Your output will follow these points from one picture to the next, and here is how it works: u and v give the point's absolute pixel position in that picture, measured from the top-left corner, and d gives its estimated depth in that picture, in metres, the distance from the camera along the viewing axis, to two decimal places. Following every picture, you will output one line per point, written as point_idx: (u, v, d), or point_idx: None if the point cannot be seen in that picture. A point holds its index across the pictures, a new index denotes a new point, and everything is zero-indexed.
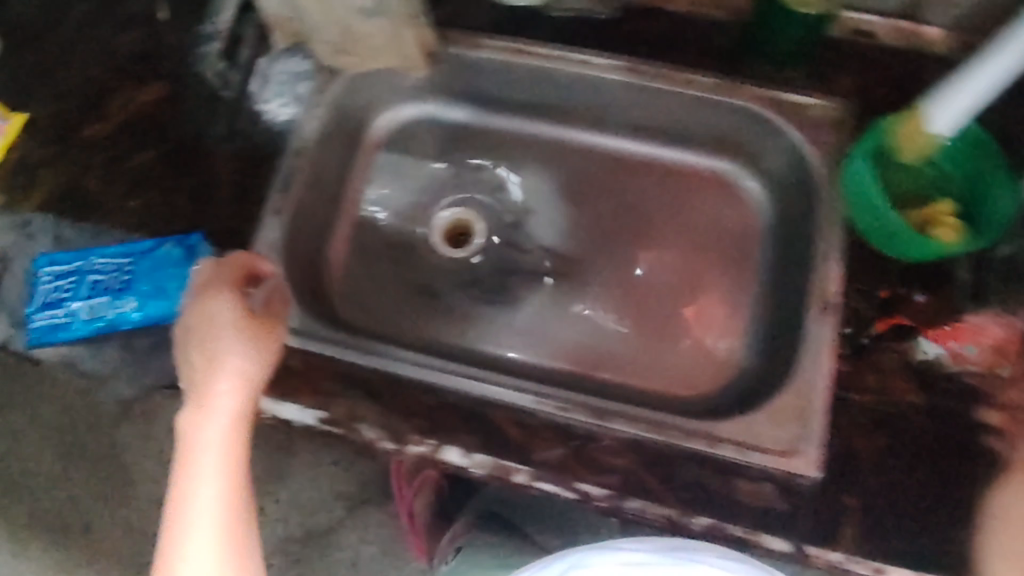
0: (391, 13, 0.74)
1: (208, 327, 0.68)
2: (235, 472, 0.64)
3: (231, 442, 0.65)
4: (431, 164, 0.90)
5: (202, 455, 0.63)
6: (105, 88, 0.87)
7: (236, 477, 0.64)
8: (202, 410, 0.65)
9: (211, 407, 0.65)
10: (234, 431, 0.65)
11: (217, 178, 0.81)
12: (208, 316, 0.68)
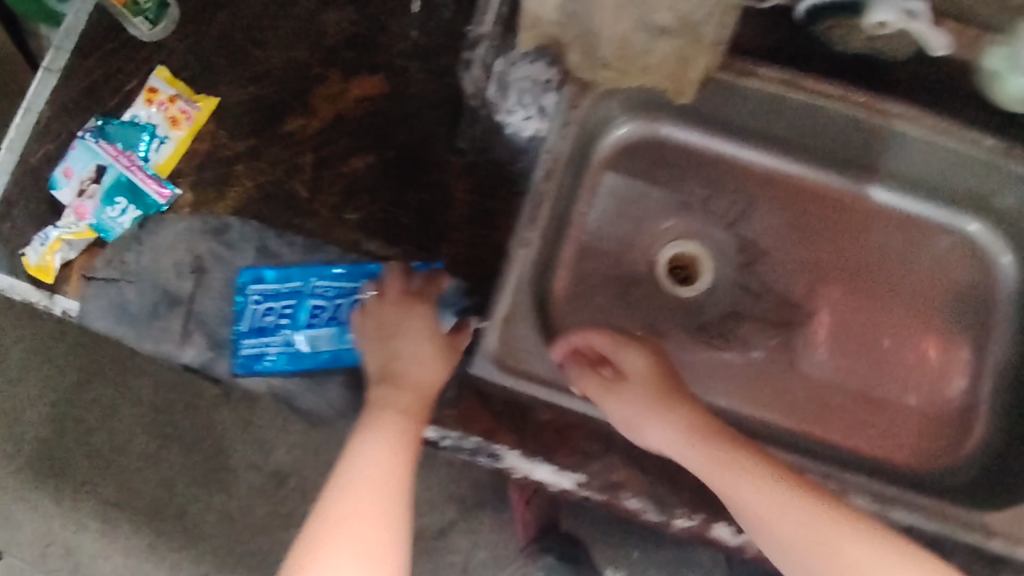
0: (691, 36, 0.66)
1: (400, 328, 0.70)
2: (398, 468, 0.63)
3: (408, 438, 0.64)
4: (658, 193, 0.82)
5: (379, 440, 0.64)
6: (313, 77, 0.77)
7: (398, 474, 0.63)
8: (393, 401, 0.65)
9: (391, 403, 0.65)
10: (407, 427, 0.64)
11: (451, 198, 0.73)
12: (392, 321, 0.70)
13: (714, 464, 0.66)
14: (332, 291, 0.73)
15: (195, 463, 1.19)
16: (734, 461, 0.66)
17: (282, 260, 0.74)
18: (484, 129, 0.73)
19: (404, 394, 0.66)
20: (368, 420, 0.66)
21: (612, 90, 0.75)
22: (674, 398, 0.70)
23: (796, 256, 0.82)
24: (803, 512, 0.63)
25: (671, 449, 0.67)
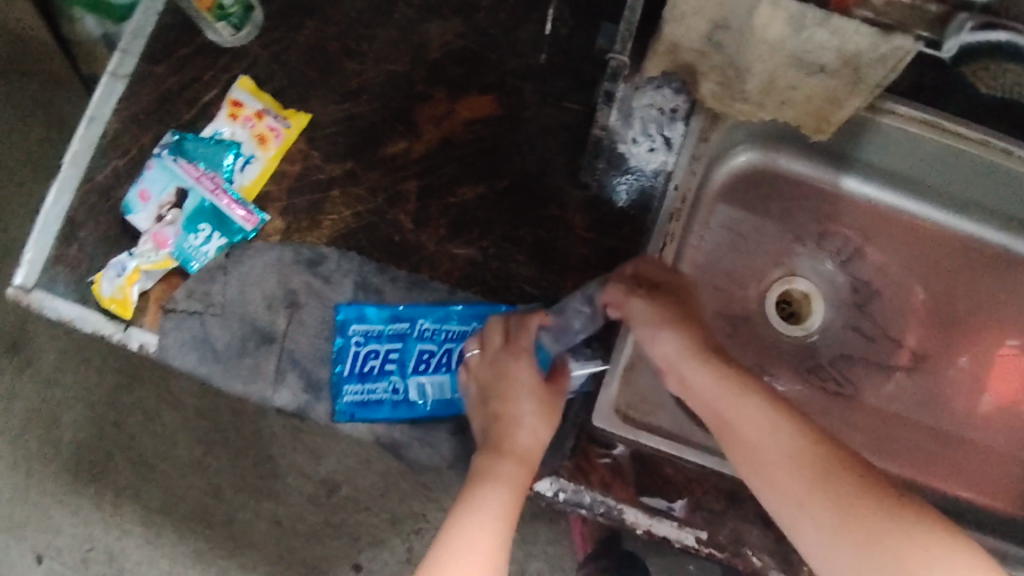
0: (847, 78, 0.62)
1: (508, 390, 0.64)
2: (498, 545, 0.57)
3: (510, 513, 0.59)
4: (769, 219, 0.79)
5: (482, 510, 0.58)
6: (416, 95, 0.72)
7: (499, 550, 0.57)
8: (496, 471, 0.60)
9: (495, 473, 0.59)
10: (512, 502, 0.58)
11: (570, 234, 0.69)
12: (504, 380, 0.64)
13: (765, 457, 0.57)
14: (442, 336, 0.68)
15: (241, 467, 1.14)
16: (809, 461, 0.55)
17: (384, 296, 0.69)
18: (607, 161, 0.69)
19: (510, 467, 0.60)
20: (469, 489, 0.60)
21: (741, 122, 0.72)
22: (735, 378, 0.61)
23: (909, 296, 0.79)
24: (837, 518, 0.53)
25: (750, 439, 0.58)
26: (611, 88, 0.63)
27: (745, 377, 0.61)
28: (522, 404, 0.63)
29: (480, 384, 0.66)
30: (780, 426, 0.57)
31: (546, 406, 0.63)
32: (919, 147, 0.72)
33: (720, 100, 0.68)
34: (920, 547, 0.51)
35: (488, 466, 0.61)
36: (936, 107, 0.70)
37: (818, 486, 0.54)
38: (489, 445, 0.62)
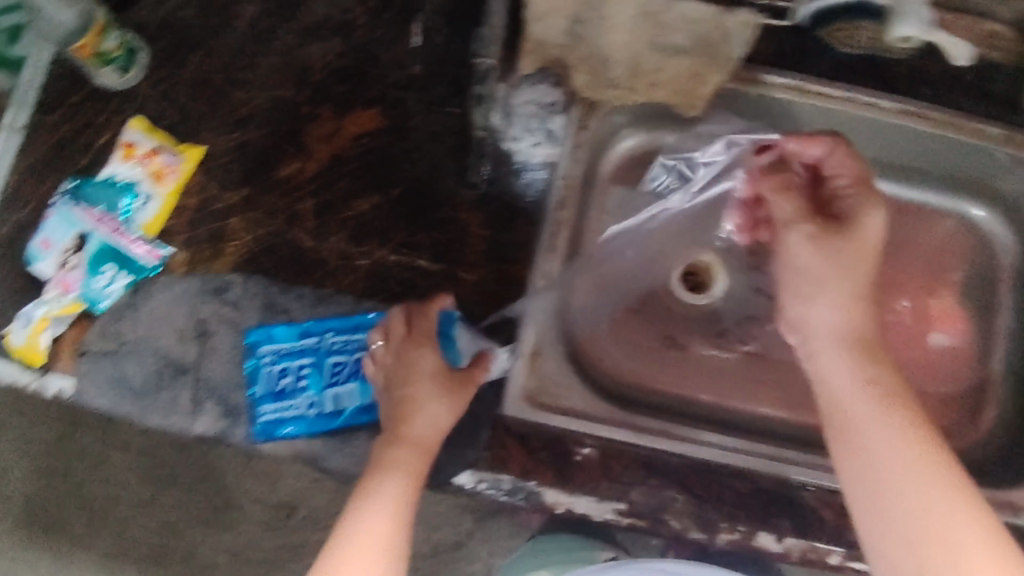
0: (705, 54, 0.66)
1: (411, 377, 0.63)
2: (397, 536, 0.57)
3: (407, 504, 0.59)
4: (665, 197, 0.82)
5: (378, 499, 0.58)
6: (304, 116, 0.74)
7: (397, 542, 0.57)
8: (394, 459, 0.60)
9: (391, 461, 0.60)
10: (405, 493, 0.59)
11: (466, 233, 0.71)
12: (412, 364, 0.64)
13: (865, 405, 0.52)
14: (352, 346, 0.69)
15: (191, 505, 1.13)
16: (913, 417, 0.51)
17: (291, 314, 0.70)
18: (495, 158, 0.72)
19: (405, 455, 0.61)
20: (367, 479, 0.60)
21: (618, 107, 0.75)
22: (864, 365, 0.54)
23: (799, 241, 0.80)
24: (945, 476, 0.49)
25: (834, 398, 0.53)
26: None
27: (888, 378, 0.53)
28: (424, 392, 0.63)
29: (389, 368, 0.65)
30: (887, 394, 0.52)
31: (443, 384, 0.63)
32: (791, 110, 0.75)
33: (592, 87, 0.71)
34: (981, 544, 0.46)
35: (386, 454, 0.61)
36: (801, 70, 0.74)
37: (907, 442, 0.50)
38: (389, 432, 0.62)
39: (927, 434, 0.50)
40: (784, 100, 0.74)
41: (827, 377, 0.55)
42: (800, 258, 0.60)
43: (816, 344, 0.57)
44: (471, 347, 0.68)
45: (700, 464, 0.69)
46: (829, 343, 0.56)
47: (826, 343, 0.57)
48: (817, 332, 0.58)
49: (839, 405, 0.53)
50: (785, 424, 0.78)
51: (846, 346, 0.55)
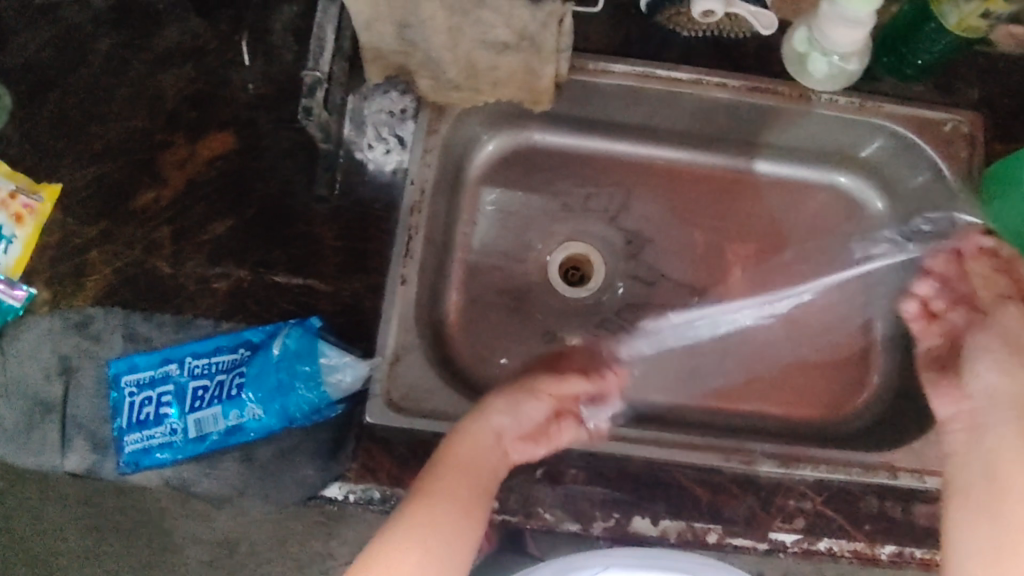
0: (531, 50, 0.66)
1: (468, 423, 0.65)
2: (451, 557, 0.56)
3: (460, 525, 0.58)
4: (536, 191, 0.82)
5: (424, 529, 0.56)
6: (158, 145, 0.74)
7: (451, 567, 0.56)
8: (456, 481, 0.59)
9: (454, 488, 0.59)
10: (461, 520, 0.58)
11: (321, 248, 0.72)
12: (500, 413, 0.66)
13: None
14: (214, 368, 0.70)
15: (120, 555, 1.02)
16: None
17: (153, 342, 0.71)
18: (345, 170, 0.73)
19: (457, 484, 0.59)
20: (409, 502, 0.58)
21: (470, 109, 0.75)
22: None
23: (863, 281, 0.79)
24: None
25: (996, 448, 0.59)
26: (308, 102, 0.66)
27: None
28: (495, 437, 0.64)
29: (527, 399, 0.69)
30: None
31: (531, 436, 0.67)
32: (644, 97, 0.75)
33: (435, 91, 0.72)
34: None
35: (436, 483, 0.59)
36: (649, 56, 0.74)
37: None
38: (438, 457, 0.61)
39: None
40: (632, 87, 0.74)
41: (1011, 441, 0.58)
42: (995, 346, 0.64)
43: (985, 405, 0.62)
44: (334, 358, 0.68)
45: (569, 452, 0.69)
46: (995, 404, 0.61)
47: (998, 402, 0.61)
48: (978, 400, 0.62)
49: (994, 467, 0.58)
50: (675, 410, 0.78)
51: (1013, 409, 0.60)
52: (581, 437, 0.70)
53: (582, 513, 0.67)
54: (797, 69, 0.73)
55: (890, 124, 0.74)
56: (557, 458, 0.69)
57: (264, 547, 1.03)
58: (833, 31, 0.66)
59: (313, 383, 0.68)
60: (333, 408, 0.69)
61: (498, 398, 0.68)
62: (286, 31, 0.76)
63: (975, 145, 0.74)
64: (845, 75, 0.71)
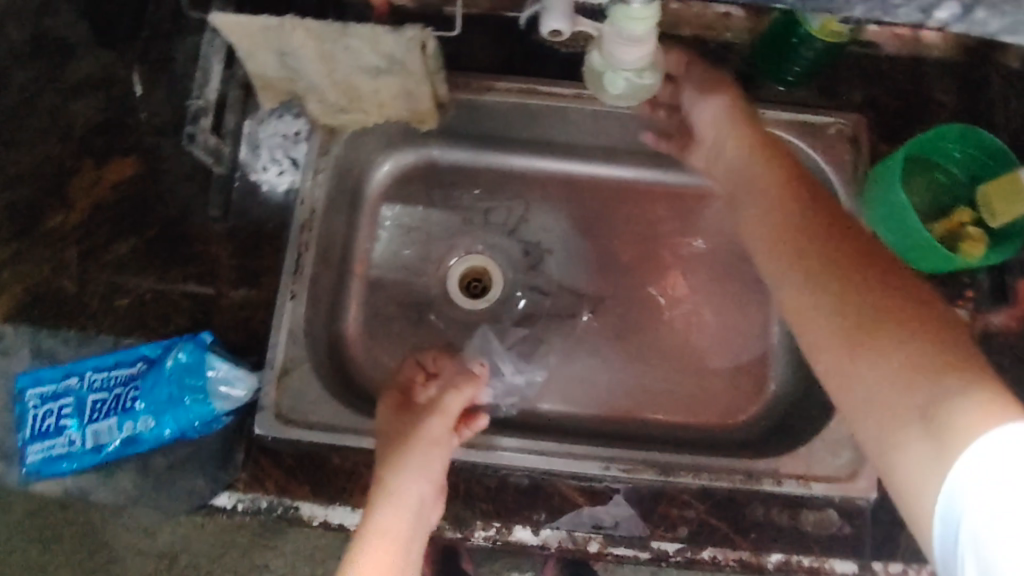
0: (404, 73, 0.70)
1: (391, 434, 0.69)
2: None
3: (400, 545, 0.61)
4: (438, 205, 0.85)
5: None
6: (67, 171, 0.78)
7: None
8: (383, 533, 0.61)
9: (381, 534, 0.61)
10: None
11: (216, 265, 0.75)
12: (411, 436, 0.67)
13: (852, 311, 0.55)
14: (111, 381, 0.72)
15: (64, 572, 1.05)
16: (876, 341, 0.52)
17: (59, 358, 0.74)
18: (241, 190, 0.76)
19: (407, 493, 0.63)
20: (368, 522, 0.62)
21: (362, 128, 0.78)
22: (853, 282, 0.56)
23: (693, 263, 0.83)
24: (973, 384, 0.47)
25: (830, 333, 0.56)
26: (192, 129, 0.72)
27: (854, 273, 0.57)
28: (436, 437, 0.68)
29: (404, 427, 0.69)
30: (839, 312, 0.56)
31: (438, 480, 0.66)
32: (531, 111, 0.78)
33: (324, 112, 0.75)
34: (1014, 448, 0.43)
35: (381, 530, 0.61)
36: (532, 74, 0.77)
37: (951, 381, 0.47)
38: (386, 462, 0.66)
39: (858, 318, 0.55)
40: (515, 102, 0.76)
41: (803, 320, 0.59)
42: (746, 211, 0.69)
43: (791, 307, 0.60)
44: (224, 371, 0.70)
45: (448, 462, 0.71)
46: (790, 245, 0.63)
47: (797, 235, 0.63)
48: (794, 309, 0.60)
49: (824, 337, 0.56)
50: (569, 418, 0.79)
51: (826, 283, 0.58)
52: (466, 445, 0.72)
53: (463, 521, 0.69)
54: (596, 85, 0.57)
55: (776, 128, 0.76)
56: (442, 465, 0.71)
57: (203, 564, 1.05)
58: (618, 51, 0.50)
59: (203, 394, 0.70)
60: (220, 420, 0.71)
61: (412, 425, 0.69)
62: (188, 59, 0.80)
63: (859, 147, 0.75)
64: (642, 89, 0.56)
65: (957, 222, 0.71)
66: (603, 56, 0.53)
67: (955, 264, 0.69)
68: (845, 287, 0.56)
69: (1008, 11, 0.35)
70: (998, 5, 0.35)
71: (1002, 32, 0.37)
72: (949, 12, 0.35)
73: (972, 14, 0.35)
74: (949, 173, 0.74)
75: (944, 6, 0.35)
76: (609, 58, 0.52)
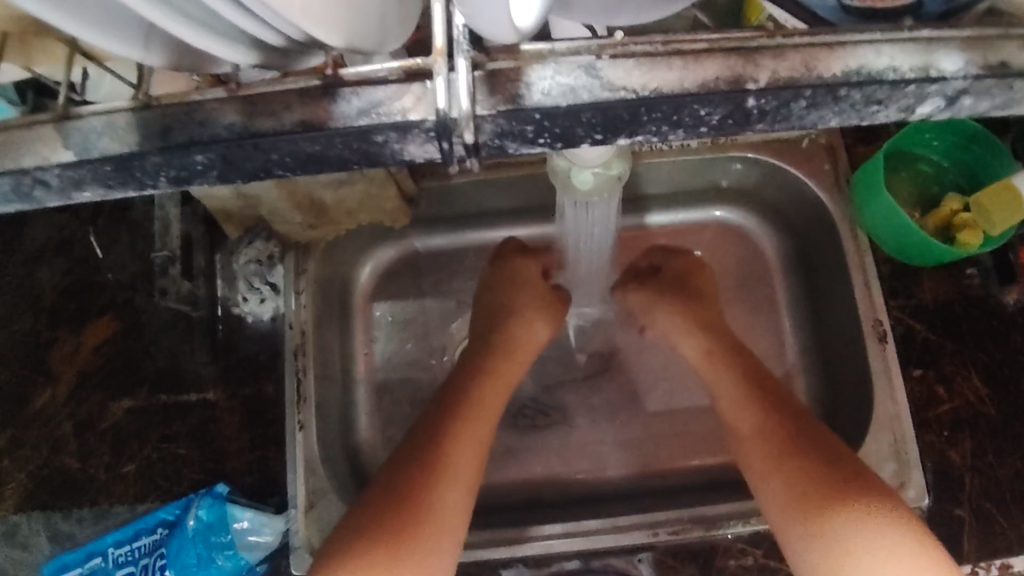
0: (366, 181, 0.68)
1: (445, 423, 0.63)
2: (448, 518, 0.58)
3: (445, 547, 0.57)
4: (428, 291, 0.83)
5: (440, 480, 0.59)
6: (46, 342, 0.76)
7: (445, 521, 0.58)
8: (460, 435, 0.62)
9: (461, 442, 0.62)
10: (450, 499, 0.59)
11: (218, 409, 0.73)
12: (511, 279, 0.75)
13: (734, 385, 0.68)
14: (136, 553, 0.69)
15: None
16: (768, 444, 0.63)
17: (77, 539, 0.71)
18: (226, 328, 0.75)
19: (466, 457, 0.61)
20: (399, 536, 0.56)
21: (338, 237, 0.77)
22: (738, 378, 0.68)
23: (655, 284, 0.77)
24: (843, 513, 0.56)
25: (740, 432, 0.65)
26: (162, 282, 0.71)
27: (752, 384, 0.67)
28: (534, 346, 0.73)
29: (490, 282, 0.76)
30: (749, 398, 0.66)
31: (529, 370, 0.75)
32: (504, 182, 0.76)
33: (295, 230, 0.72)
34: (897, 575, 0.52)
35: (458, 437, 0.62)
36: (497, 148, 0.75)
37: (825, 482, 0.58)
38: (467, 407, 0.65)
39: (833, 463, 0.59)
40: (487, 178, 0.75)
41: (750, 461, 0.63)
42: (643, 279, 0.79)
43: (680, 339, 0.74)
44: (249, 520, 0.69)
45: (495, 562, 0.69)
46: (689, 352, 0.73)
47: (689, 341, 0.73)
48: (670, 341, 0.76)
49: (741, 428, 0.65)
50: (607, 482, 0.77)
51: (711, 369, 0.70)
52: (512, 540, 0.68)
53: None
54: (564, 185, 0.52)
55: (750, 152, 0.74)
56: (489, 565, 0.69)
57: None
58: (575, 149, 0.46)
59: (231, 547, 0.68)
60: (255, 571, 0.69)
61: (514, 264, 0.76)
62: (146, 203, 0.78)
63: (837, 154, 0.74)
64: (613, 180, 0.51)
65: (947, 212, 0.70)
66: (566, 155, 0.48)
67: (951, 256, 0.68)
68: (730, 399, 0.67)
69: (996, 94, 0.34)
70: (987, 89, 0.34)
71: (995, 110, 0.36)
72: (934, 105, 0.35)
73: (959, 102, 0.34)
74: (930, 162, 0.74)
75: (927, 102, 0.34)
76: (570, 157, 0.47)
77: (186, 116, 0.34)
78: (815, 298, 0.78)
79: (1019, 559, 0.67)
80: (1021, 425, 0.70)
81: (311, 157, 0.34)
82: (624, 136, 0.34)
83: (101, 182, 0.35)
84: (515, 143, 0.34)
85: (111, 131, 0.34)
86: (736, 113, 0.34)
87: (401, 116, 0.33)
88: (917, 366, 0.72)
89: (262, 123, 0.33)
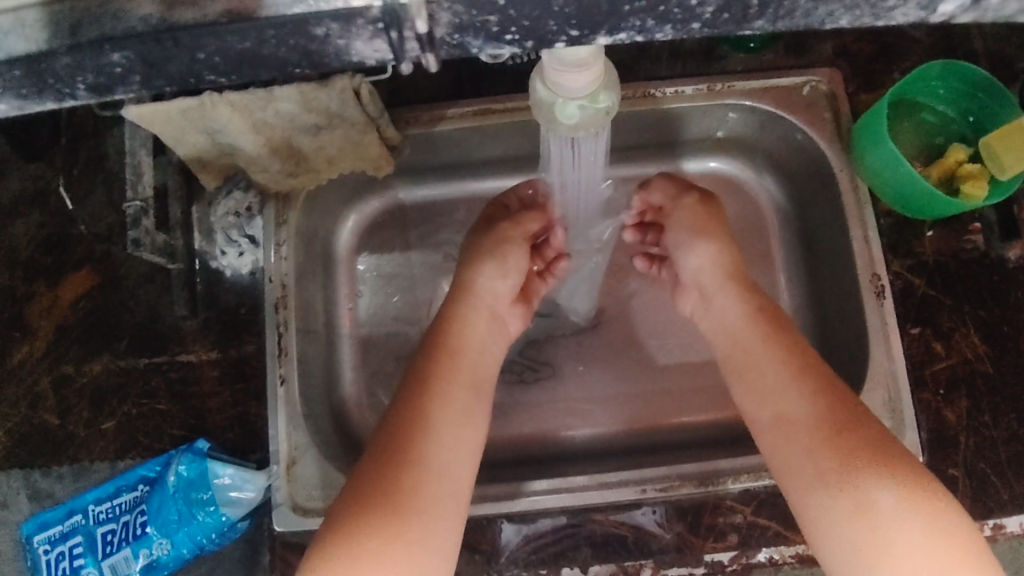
0: (345, 125, 0.65)
1: (424, 392, 0.60)
2: (454, 487, 0.57)
3: (444, 538, 0.54)
4: (414, 245, 0.80)
5: (441, 449, 0.57)
6: (22, 296, 0.74)
7: (457, 487, 0.57)
8: (453, 399, 0.60)
9: (448, 403, 0.60)
10: (453, 466, 0.57)
11: (197, 365, 0.71)
12: (496, 237, 0.70)
13: (757, 340, 0.63)
14: (116, 510, 0.68)
15: None
16: (800, 410, 0.57)
17: (57, 496, 0.70)
18: (204, 282, 0.73)
19: (455, 425, 0.59)
20: (383, 549, 0.51)
21: (320, 187, 0.74)
22: (762, 331, 0.63)
23: (676, 212, 0.72)
24: (876, 486, 0.52)
25: (760, 400, 0.60)
26: (135, 234, 0.67)
27: (775, 343, 0.62)
28: (500, 296, 0.69)
29: (478, 243, 0.71)
30: (775, 355, 0.61)
31: (522, 296, 0.73)
32: (492, 130, 0.74)
33: (274, 180, 0.70)
34: (940, 553, 0.49)
35: (443, 401, 0.60)
36: (484, 94, 0.73)
37: (856, 453, 0.54)
38: (446, 370, 0.62)
39: (867, 445, 0.54)
40: (475, 125, 0.72)
41: (773, 435, 0.58)
42: (673, 237, 0.71)
43: (706, 288, 0.68)
44: (229, 477, 0.67)
45: (483, 520, 0.68)
46: (710, 282, 0.68)
47: (706, 286, 0.68)
48: (691, 284, 0.70)
49: (765, 396, 0.60)
50: (598, 439, 0.75)
51: (730, 312, 0.66)
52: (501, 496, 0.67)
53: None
54: (547, 120, 0.49)
55: (748, 100, 0.71)
56: (474, 521, 0.68)
57: None
58: (560, 80, 0.43)
59: (212, 503, 0.67)
60: (237, 527, 0.68)
61: (503, 222, 0.71)
62: (119, 153, 0.75)
63: (839, 101, 0.71)
64: (602, 115, 0.49)
65: (952, 163, 0.68)
66: (549, 87, 0.45)
67: (956, 208, 0.65)
68: (746, 356, 0.63)
69: None
70: None
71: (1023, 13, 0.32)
72: (957, 4, 0.31)
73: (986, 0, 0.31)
74: (936, 111, 0.71)
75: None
76: (556, 90, 0.45)
77: (98, 9, 0.32)
78: (813, 253, 0.76)
79: (1012, 519, 0.66)
80: (1018, 383, 0.69)
81: (242, 56, 0.33)
82: (603, 32, 0.33)
83: (15, 91, 0.34)
84: (477, 39, 0.32)
85: (19, 30, 0.33)
86: (733, 4, 0.31)
87: (342, 3, 0.31)
88: (915, 323, 0.70)
89: (181, 14, 0.32)
